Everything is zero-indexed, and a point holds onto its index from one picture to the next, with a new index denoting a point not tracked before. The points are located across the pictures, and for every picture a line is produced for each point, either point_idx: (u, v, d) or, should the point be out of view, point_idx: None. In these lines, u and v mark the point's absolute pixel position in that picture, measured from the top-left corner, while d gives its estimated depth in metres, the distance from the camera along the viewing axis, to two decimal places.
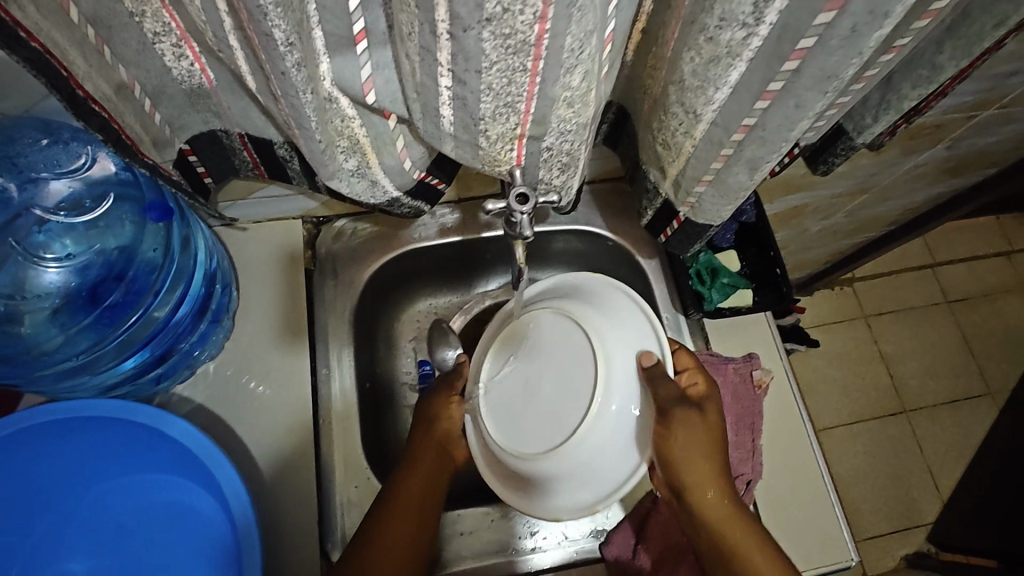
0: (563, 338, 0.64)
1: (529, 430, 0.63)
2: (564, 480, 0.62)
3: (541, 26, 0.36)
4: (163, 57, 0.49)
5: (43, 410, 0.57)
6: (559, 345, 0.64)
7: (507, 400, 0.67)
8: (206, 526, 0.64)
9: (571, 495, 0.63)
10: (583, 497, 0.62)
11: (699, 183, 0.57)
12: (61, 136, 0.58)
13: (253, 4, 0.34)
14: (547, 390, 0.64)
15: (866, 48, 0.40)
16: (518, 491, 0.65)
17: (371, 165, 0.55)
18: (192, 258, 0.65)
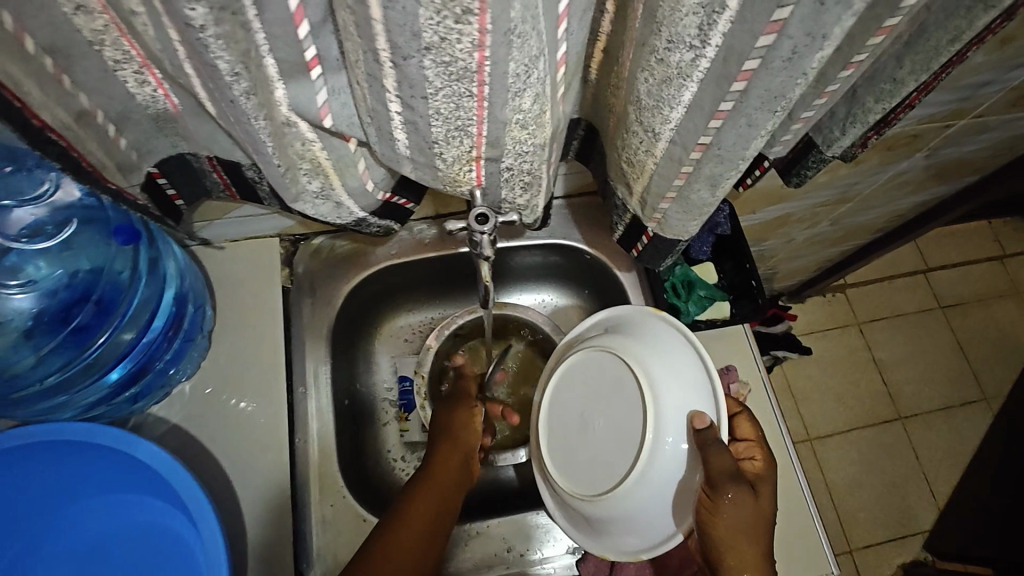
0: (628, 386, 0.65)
1: (582, 464, 0.66)
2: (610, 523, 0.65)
3: (481, 54, 0.36)
4: (125, 83, 0.50)
5: (11, 434, 0.57)
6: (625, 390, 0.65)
7: (563, 431, 0.69)
8: (178, 549, 0.64)
9: (616, 537, 0.65)
10: (629, 542, 0.65)
11: (664, 200, 0.58)
12: (25, 164, 0.58)
13: (195, 37, 0.35)
14: (603, 430, 0.66)
15: (809, 69, 0.41)
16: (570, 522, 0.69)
17: (335, 187, 0.55)
18: (162, 278, 0.66)
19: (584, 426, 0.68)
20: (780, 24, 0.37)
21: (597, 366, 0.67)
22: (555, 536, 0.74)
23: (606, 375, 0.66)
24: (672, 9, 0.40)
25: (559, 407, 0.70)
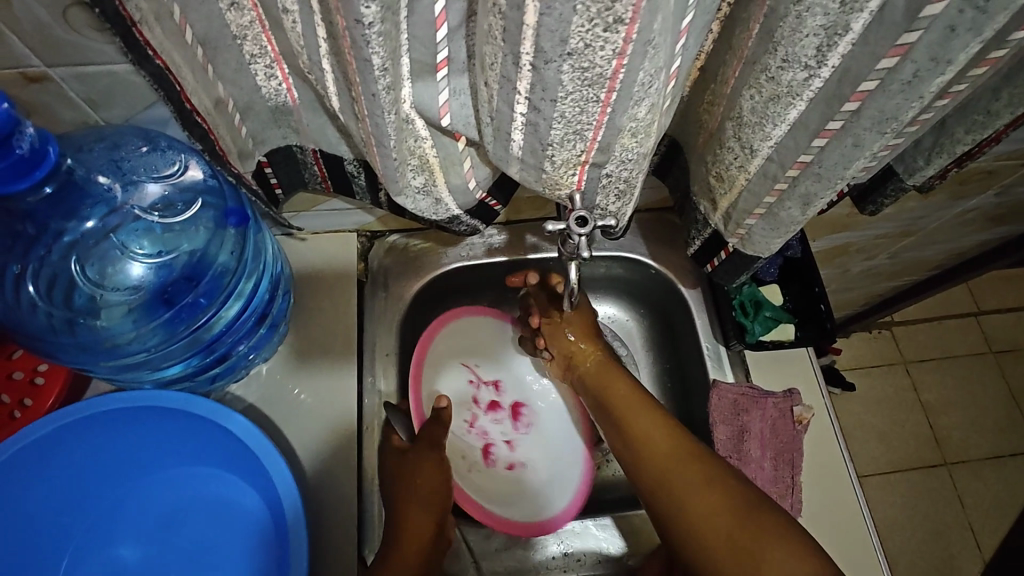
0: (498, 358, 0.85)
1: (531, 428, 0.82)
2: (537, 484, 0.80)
3: (618, 62, 0.38)
4: (255, 76, 0.54)
5: (109, 398, 0.61)
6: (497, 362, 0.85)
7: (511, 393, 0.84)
8: (251, 523, 0.67)
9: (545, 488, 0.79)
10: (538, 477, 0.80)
11: (750, 216, 0.59)
12: (159, 144, 0.61)
13: (359, 33, 0.38)
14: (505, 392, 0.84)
15: (927, 93, 0.42)
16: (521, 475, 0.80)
17: (437, 184, 0.58)
18: (260, 265, 0.69)
19: (460, 389, 0.84)
20: (904, 47, 0.39)
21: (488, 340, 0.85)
22: (609, 540, 0.77)
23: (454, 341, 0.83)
24: (793, 29, 0.42)
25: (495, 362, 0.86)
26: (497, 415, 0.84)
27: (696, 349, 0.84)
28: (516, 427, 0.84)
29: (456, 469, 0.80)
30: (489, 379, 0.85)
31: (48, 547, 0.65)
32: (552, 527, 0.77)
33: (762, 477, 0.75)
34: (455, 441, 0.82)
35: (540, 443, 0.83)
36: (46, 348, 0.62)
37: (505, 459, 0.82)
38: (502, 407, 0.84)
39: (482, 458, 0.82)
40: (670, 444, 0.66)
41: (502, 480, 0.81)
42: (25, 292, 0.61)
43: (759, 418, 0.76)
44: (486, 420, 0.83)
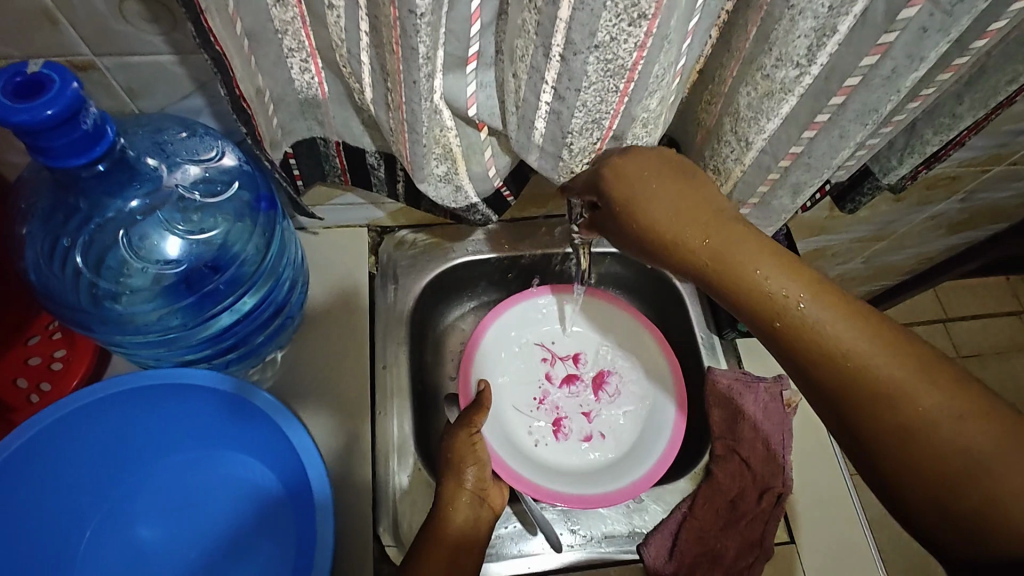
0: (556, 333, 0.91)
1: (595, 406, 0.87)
2: (585, 466, 0.83)
3: (639, 54, 0.44)
4: (291, 70, 0.58)
5: (138, 375, 0.63)
6: (558, 337, 0.91)
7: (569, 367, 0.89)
8: (269, 503, 0.69)
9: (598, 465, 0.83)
10: (589, 458, 0.84)
11: (745, 205, 0.65)
12: (198, 130, 0.64)
13: (410, 22, 0.42)
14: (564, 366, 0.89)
15: (903, 87, 0.48)
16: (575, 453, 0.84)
17: (459, 172, 0.62)
18: (282, 257, 0.71)
19: (533, 366, 0.89)
20: (884, 47, 0.45)
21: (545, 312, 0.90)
22: (615, 518, 0.78)
23: (528, 318, 0.90)
24: (786, 31, 0.48)
25: (558, 340, 0.91)
26: (573, 389, 0.88)
27: (691, 338, 0.89)
28: (594, 399, 0.88)
29: (522, 441, 0.84)
30: (567, 354, 0.90)
31: (69, 522, 0.66)
32: (621, 499, 0.77)
33: (755, 456, 0.79)
34: (524, 416, 0.86)
35: (618, 417, 0.86)
36: (76, 321, 0.64)
37: (579, 431, 0.86)
38: (578, 380, 0.89)
39: (554, 431, 0.86)
40: (977, 425, 0.41)
41: (575, 452, 0.84)
42: (60, 259, 0.63)
43: (752, 401, 0.81)
44: (560, 394, 0.88)
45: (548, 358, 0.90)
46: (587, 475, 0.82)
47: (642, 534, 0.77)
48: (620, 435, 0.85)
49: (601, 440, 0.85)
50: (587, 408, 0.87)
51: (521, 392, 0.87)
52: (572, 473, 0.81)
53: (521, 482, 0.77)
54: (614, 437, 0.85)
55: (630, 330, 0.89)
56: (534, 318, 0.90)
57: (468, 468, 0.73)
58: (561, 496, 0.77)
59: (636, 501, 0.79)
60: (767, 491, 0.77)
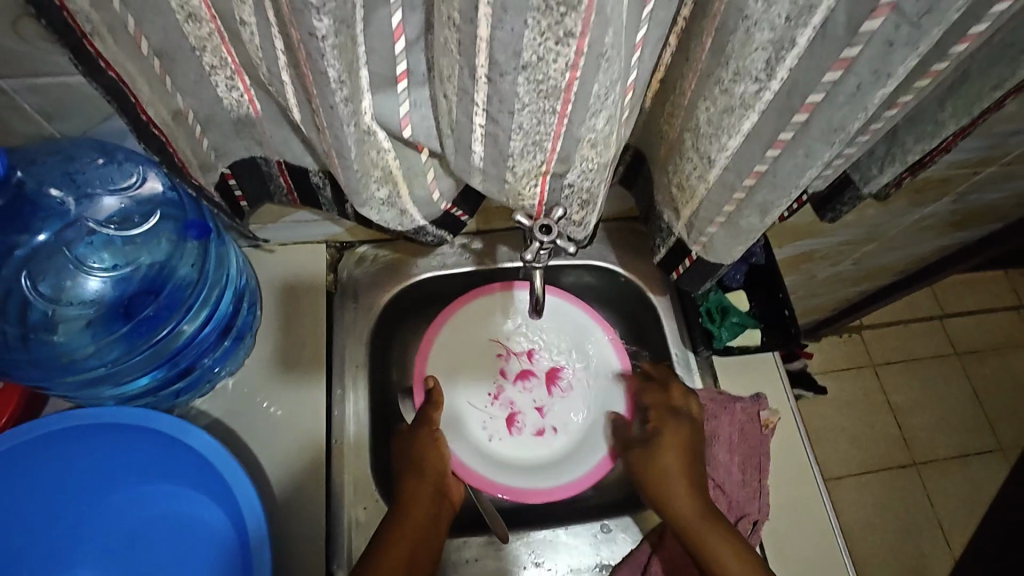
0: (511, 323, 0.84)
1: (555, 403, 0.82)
2: (535, 462, 0.79)
3: (572, 74, 0.39)
4: (216, 87, 0.53)
5: (53, 419, 0.59)
6: (514, 329, 0.84)
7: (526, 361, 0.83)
8: (212, 542, 0.66)
9: (550, 458, 0.79)
10: (539, 451, 0.79)
11: (711, 224, 0.60)
12: (116, 157, 0.61)
13: (314, 45, 0.38)
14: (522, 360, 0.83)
15: (869, 106, 0.44)
16: (527, 448, 0.79)
17: (402, 195, 0.58)
18: (224, 275, 0.68)
19: (486, 363, 0.83)
20: (847, 60, 0.41)
21: (499, 302, 0.83)
22: (582, 550, 0.74)
23: (478, 312, 0.84)
24: (742, 43, 0.43)
25: (515, 333, 0.84)
26: (528, 384, 0.82)
27: (666, 355, 0.85)
28: (548, 393, 0.82)
29: (475, 438, 0.79)
30: (521, 349, 0.84)
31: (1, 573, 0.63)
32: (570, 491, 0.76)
33: (729, 482, 0.76)
34: (478, 411, 0.81)
35: (574, 410, 0.81)
36: None
37: (533, 425, 0.81)
38: (534, 375, 0.83)
39: (508, 426, 0.80)
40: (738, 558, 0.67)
41: (529, 447, 0.79)
42: None
43: (727, 422, 0.77)
44: (514, 390, 0.82)
45: (501, 353, 0.84)
46: (536, 470, 0.78)
47: (609, 566, 0.74)
48: (574, 429, 0.81)
49: (553, 435, 0.80)
50: (541, 402, 0.82)
51: (473, 386, 0.82)
52: (520, 469, 0.78)
53: (473, 478, 0.75)
54: (568, 432, 0.80)
55: (582, 328, 0.84)
56: (483, 309, 0.84)
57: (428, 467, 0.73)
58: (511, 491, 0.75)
59: (605, 531, 0.75)
60: (743, 519, 0.74)
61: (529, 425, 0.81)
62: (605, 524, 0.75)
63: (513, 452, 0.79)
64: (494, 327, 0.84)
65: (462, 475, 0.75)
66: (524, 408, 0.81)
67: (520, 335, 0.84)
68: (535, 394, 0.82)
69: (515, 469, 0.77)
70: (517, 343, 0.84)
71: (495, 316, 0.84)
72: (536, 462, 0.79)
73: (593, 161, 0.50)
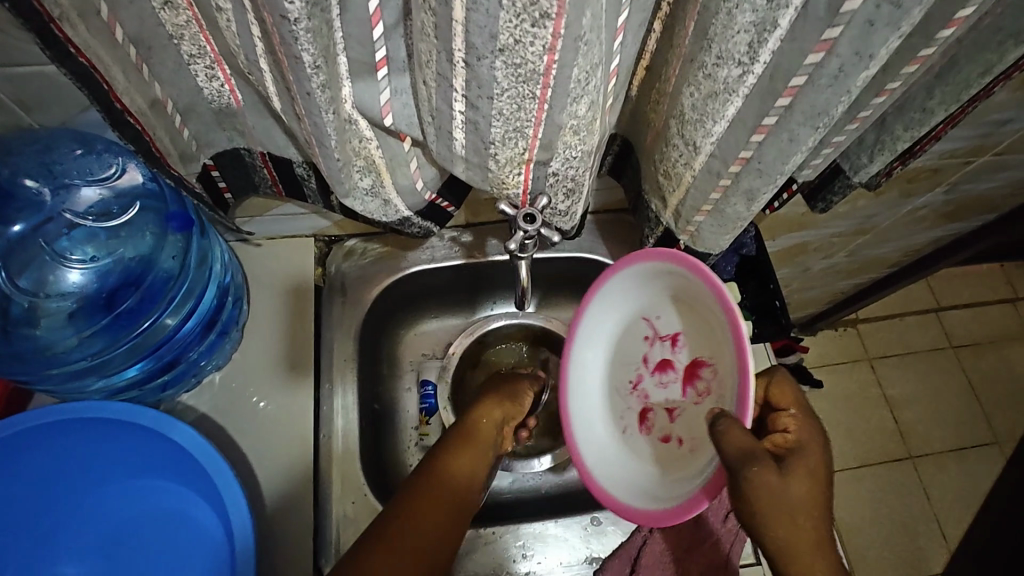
0: (652, 302, 0.64)
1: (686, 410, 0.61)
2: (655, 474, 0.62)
3: (550, 57, 0.38)
4: (195, 77, 0.52)
5: (31, 414, 0.59)
6: (660, 307, 0.63)
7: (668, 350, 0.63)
8: (198, 536, 0.65)
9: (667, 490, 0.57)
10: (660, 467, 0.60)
11: (698, 213, 0.60)
12: (95, 148, 0.60)
13: (286, 29, 0.37)
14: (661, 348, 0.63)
15: (852, 88, 0.43)
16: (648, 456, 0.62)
17: (385, 185, 0.57)
18: (207, 272, 0.67)
19: (631, 344, 0.66)
20: (829, 43, 0.40)
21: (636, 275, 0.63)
22: (571, 544, 0.74)
23: (618, 291, 0.65)
24: (724, 26, 0.43)
25: (659, 311, 0.63)
26: (666, 378, 0.63)
27: None
28: (688, 394, 0.60)
29: (607, 429, 0.66)
30: (669, 332, 0.63)
31: None
32: (645, 521, 0.56)
33: None
34: (615, 399, 0.67)
35: (707, 421, 0.58)
36: None
37: (664, 429, 0.62)
38: (673, 368, 0.62)
39: (641, 423, 0.64)
40: None
41: (652, 453, 0.62)
42: None
43: None
44: (654, 381, 0.64)
45: (648, 336, 0.65)
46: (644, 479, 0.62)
47: (599, 559, 0.73)
48: (704, 448, 0.56)
49: (680, 449, 0.60)
50: (677, 403, 0.61)
51: (620, 374, 0.67)
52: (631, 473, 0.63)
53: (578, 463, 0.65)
54: (697, 452, 0.57)
55: (709, 309, 0.56)
56: (628, 283, 0.64)
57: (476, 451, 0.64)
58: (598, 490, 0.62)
59: (594, 524, 0.75)
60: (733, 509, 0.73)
61: (659, 430, 0.63)
62: (594, 517, 0.75)
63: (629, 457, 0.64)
64: (641, 306, 0.65)
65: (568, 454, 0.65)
66: (656, 408, 0.63)
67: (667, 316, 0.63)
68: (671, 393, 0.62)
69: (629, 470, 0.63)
70: (663, 324, 0.63)
71: (645, 292, 0.64)
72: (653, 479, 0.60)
73: (574, 147, 0.49)
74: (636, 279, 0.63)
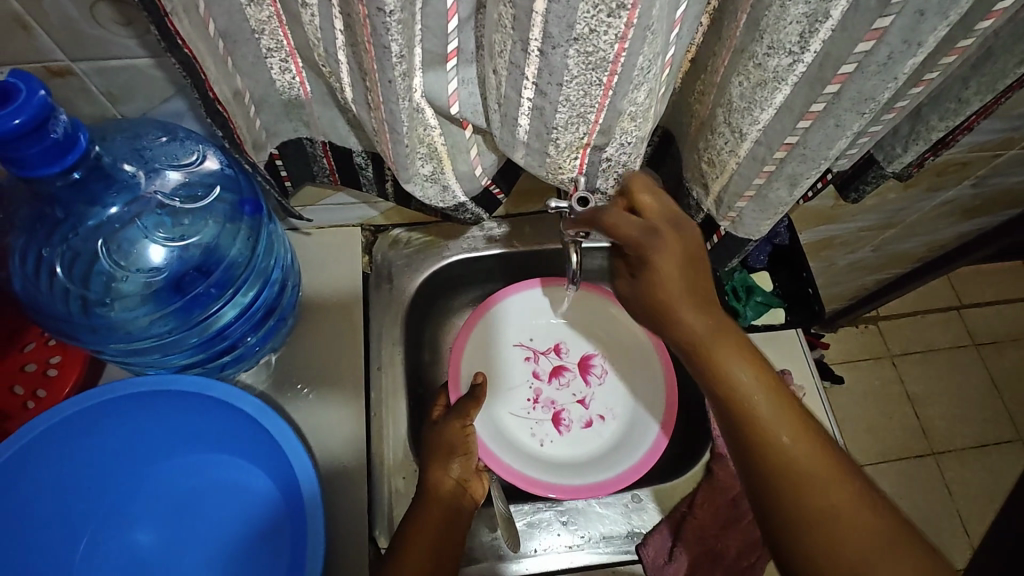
0: (526, 330, 0.88)
1: (598, 400, 0.86)
2: (589, 460, 0.82)
3: (621, 46, 0.42)
4: (270, 70, 0.56)
5: (110, 386, 0.62)
6: (534, 332, 0.89)
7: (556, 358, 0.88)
8: (261, 502, 0.69)
9: (612, 463, 0.81)
10: (592, 450, 0.83)
11: (741, 199, 0.62)
12: (179, 135, 0.64)
13: (380, 21, 0.41)
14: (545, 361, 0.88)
15: (900, 74, 0.46)
16: (576, 450, 0.83)
17: (445, 171, 0.61)
18: (271, 260, 0.72)
19: (518, 368, 0.87)
20: (879, 32, 0.43)
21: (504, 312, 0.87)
22: (613, 519, 0.77)
23: (509, 316, 0.87)
24: (777, 18, 0.46)
25: (535, 332, 0.89)
26: (562, 380, 0.87)
27: None
28: (586, 383, 0.88)
29: (526, 445, 0.83)
30: (548, 347, 0.89)
31: (65, 531, 0.66)
32: (637, 475, 0.78)
33: None
34: (523, 419, 0.85)
35: (610, 393, 0.87)
36: (65, 330, 0.64)
37: (579, 419, 0.85)
38: (566, 370, 0.88)
39: (555, 426, 0.85)
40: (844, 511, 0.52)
41: (580, 440, 0.84)
42: (45, 277, 0.63)
43: None
44: (551, 389, 0.87)
45: (530, 355, 0.88)
46: (587, 468, 0.81)
47: (641, 534, 0.76)
48: (617, 414, 0.86)
49: (601, 423, 0.85)
50: (581, 395, 0.87)
51: (515, 396, 0.86)
52: (573, 469, 0.81)
53: (522, 479, 0.77)
54: (612, 417, 0.86)
55: (597, 310, 0.89)
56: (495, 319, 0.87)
57: (455, 461, 0.72)
58: (550, 488, 0.77)
59: (635, 500, 0.78)
60: None
61: (574, 428, 0.85)
62: (635, 494, 0.78)
63: (558, 458, 0.82)
64: (510, 332, 0.88)
65: (504, 475, 0.77)
66: (567, 411, 0.86)
67: (538, 331, 0.89)
68: (575, 395, 0.87)
69: (566, 472, 0.80)
70: (538, 340, 0.89)
71: (520, 318, 0.88)
72: (592, 463, 0.82)
73: (630, 133, 0.52)
74: (504, 314, 0.87)
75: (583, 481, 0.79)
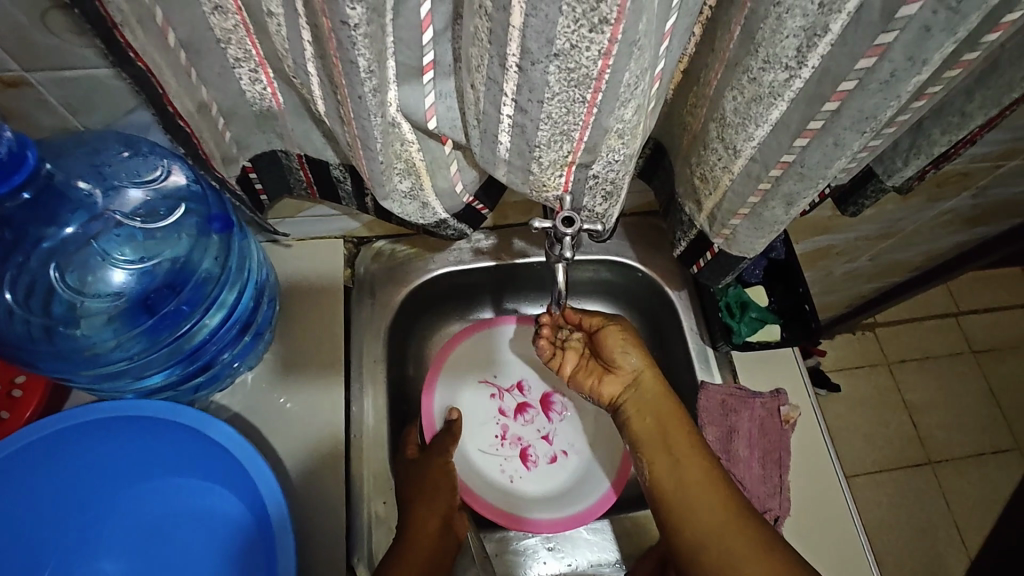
0: (488, 366, 0.87)
1: (562, 435, 0.85)
2: (557, 495, 0.80)
3: (605, 62, 0.39)
4: (239, 80, 0.53)
5: (70, 413, 0.59)
6: (498, 367, 0.87)
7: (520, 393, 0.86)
8: (232, 531, 0.66)
9: (581, 497, 0.79)
10: (560, 483, 0.82)
11: (735, 216, 0.60)
12: (141, 150, 0.61)
13: (345, 34, 0.38)
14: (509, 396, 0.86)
15: (903, 92, 0.43)
16: (544, 485, 0.81)
17: (425, 187, 0.58)
18: (245, 272, 0.68)
19: (483, 405, 0.85)
20: (882, 47, 0.40)
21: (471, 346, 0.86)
22: (600, 545, 0.75)
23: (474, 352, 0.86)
24: (773, 31, 0.43)
25: (499, 367, 0.87)
26: (527, 416, 0.85)
27: (682, 349, 0.85)
28: (549, 419, 0.86)
29: (496, 483, 0.81)
30: (511, 384, 0.87)
31: (27, 563, 0.63)
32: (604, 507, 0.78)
33: (750, 476, 0.75)
34: (492, 456, 0.83)
35: (574, 427, 0.85)
36: (24, 358, 0.60)
37: (545, 455, 0.84)
38: (530, 406, 0.86)
39: (523, 462, 0.83)
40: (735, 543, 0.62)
41: (547, 476, 0.82)
42: (4, 301, 0.60)
43: (747, 418, 0.77)
44: (517, 425, 0.85)
45: (495, 392, 0.86)
46: (556, 504, 0.79)
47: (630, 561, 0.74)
48: (581, 450, 0.84)
49: (567, 457, 0.83)
50: (546, 431, 0.85)
51: (481, 434, 0.84)
52: (543, 505, 0.79)
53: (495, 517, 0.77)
54: (577, 452, 0.84)
55: None
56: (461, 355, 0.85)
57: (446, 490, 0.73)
58: (527, 526, 0.76)
59: (623, 526, 0.76)
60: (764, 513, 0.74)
61: (540, 464, 0.83)
62: (622, 519, 0.76)
63: (527, 495, 0.81)
64: (472, 370, 0.86)
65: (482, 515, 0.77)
66: (533, 447, 0.84)
67: (500, 366, 0.87)
68: (540, 430, 0.85)
69: (536, 508, 0.79)
70: (501, 376, 0.87)
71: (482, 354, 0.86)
72: (560, 497, 0.80)
73: (619, 150, 0.49)
74: (469, 350, 0.86)
75: (556, 516, 0.78)
